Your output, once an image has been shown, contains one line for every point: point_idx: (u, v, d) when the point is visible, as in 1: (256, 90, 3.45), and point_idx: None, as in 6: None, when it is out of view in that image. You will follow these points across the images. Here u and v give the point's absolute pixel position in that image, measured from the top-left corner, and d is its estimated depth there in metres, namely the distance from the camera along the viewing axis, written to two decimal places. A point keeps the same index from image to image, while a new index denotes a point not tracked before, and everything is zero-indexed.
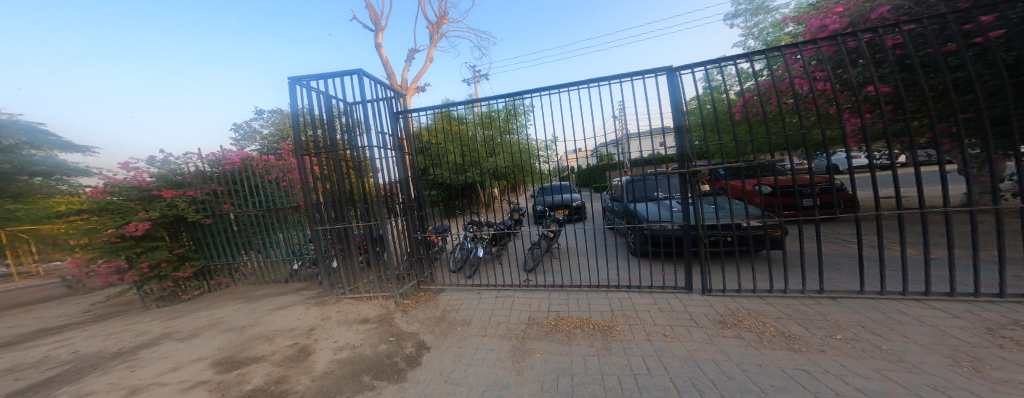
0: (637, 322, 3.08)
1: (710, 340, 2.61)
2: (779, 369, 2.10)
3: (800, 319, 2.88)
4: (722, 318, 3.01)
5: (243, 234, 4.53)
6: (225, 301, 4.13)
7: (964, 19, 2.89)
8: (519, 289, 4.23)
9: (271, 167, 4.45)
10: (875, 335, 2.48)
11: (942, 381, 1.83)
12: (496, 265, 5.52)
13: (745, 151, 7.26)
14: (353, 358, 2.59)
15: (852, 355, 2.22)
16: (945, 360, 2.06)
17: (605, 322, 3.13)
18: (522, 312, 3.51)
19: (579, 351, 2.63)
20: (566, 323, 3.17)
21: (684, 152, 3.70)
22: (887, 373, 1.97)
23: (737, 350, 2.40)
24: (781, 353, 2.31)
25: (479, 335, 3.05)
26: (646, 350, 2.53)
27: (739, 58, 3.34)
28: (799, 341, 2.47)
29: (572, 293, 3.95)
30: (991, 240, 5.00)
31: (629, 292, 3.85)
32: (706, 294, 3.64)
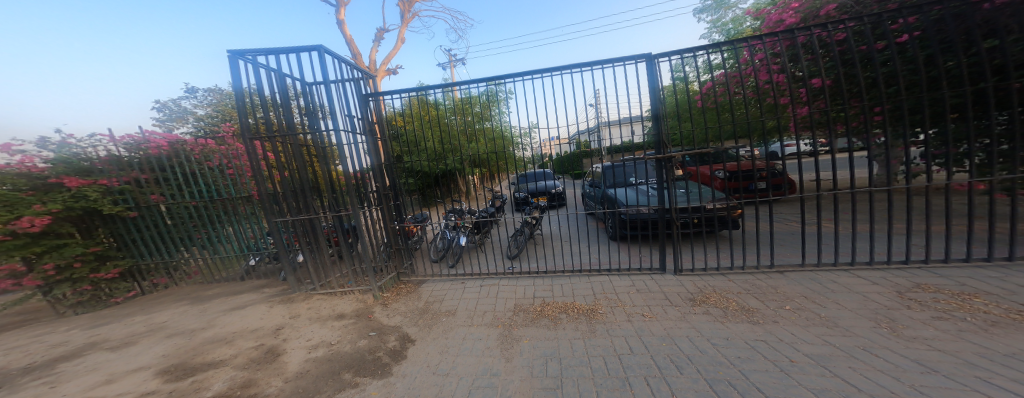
0: (618, 304, 3.19)
1: (684, 317, 2.76)
2: (742, 341, 2.27)
3: (754, 292, 3.13)
4: (693, 296, 3.19)
5: (182, 228, 4.05)
6: (167, 304, 3.73)
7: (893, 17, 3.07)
8: (504, 277, 4.21)
9: (211, 152, 3.96)
10: (817, 303, 2.75)
11: (870, 342, 2.07)
12: (479, 254, 5.47)
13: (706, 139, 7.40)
14: (329, 356, 2.44)
15: (800, 323, 2.44)
16: (869, 322, 2.34)
17: (589, 305, 3.20)
18: (509, 300, 3.51)
19: (565, 335, 2.67)
20: (552, 309, 3.21)
21: (660, 138, 3.77)
22: (828, 337, 2.20)
23: (707, 326, 2.56)
24: (744, 325, 2.50)
25: (465, 325, 3.00)
26: (627, 331, 2.63)
27: (710, 48, 3.42)
28: (757, 314, 2.67)
29: (555, 279, 4.00)
30: (903, 215, 5.81)
31: (609, 275, 3.97)
32: (679, 273, 3.83)
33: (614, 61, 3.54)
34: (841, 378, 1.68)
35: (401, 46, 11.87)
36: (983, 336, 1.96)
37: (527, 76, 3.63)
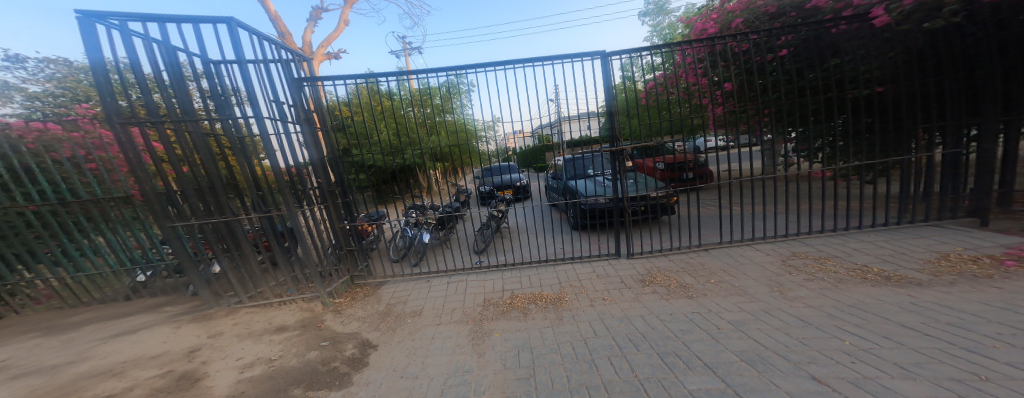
0: (582, 290, 3.37)
1: (637, 298, 3.02)
2: (682, 315, 2.54)
3: (686, 267, 3.55)
4: (644, 276, 3.51)
5: (19, 241, 2.94)
6: (7, 337, 2.84)
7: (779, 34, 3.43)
8: (471, 272, 4.15)
9: (54, 141, 2.78)
10: (735, 271, 3.22)
11: (769, 306, 2.48)
12: (445, 250, 5.32)
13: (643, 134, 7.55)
14: (270, 373, 2.14)
15: (723, 295, 2.79)
16: (767, 286, 2.82)
17: (555, 294, 3.33)
18: (477, 295, 3.47)
19: (535, 325, 2.75)
20: (521, 300, 3.26)
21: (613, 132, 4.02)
22: (743, 305, 2.55)
23: (656, 304, 2.83)
24: (682, 301, 2.78)
25: (433, 324, 2.89)
26: (591, 316, 2.80)
27: (651, 50, 3.72)
28: (692, 289, 3.00)
29: (516, 272, 4.02)
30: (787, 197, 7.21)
31: (573, 263, 4.17)
32: (631, 257, 4.15)
33: (571, 57, 3.62)
34: (752, 339, 2.03)
35: (344, 27, 10.63)
36: (841, 290, 2.53)
37: (489, 68, 3.51)
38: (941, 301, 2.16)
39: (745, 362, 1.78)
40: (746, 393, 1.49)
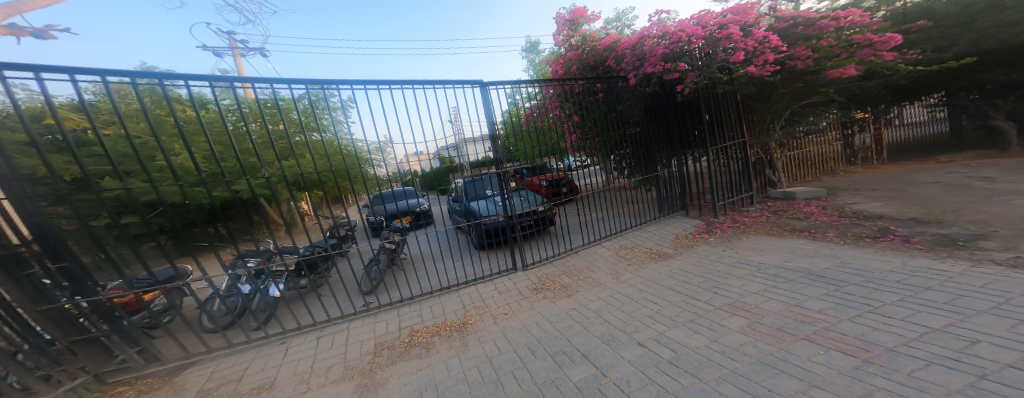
0: (485, 310, 3.40)
1: (532, 306, 3.27)
2: (566, 313, 2.90)
3: (556, 270, 4.11)
4: (534, 284, 3.86)
5: None
6: None
7: (592, 85, 4.64)
8: (357, 317, 3.49)
9: None
10: (589, 267, 3.94)
11: (611, 290, 3.15)
12: (313, 302, 4.22)
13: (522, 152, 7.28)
14: None
15: (590, 289, 3.33)
16: (609, 275, 3.54)
17: (459, 319, 3.24)
18: (364, 342, 2.96)
19: (438, 358, 2.56)
20: (422, 335, 2.99)
21: (498, 156, 4.18)
22: (601, 294, 3.13)
23: (548, 308, 3.12)
24: (565, 301, 3.18)
25: (299, 394, 2.24)
26: (495, 333, 2.84)
27: (527, 83, 4.34)
28: (570, 288, 3.48)
29: (402, 311, 3.58)
30: None
31: (474, 285, 4.16)
32: (526, 268, 4.45)
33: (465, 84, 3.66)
34: (607, 321, 2.55)
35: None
36: (649, 266, 3.55)
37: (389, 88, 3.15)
38: (682, 266, 3.36)
39: (602, 342, 2.24)
40: (608, 372, 1.88)
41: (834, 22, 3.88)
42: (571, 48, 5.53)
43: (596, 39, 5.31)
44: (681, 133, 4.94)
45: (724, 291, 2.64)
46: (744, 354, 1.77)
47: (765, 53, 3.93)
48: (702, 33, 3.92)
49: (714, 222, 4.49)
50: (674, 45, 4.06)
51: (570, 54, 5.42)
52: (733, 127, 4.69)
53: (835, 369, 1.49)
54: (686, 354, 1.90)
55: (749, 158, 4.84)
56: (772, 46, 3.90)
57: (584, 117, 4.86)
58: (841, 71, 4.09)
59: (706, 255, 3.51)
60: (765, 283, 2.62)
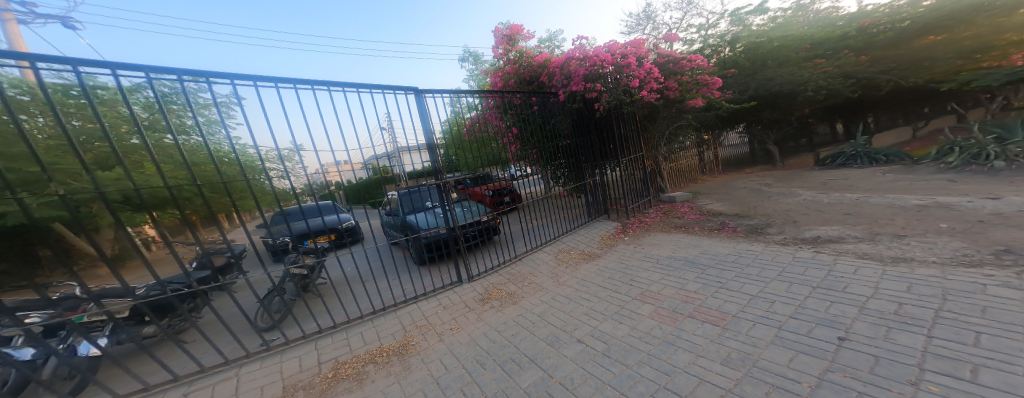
0: (429, 328, 3.18)
1: (479, 318, 3.20)
2: (512, 320, 2.95)
3: (501, 278, 4.12)
4: (481, 295, 3.81)
5: None
6: None
7: (529, 99, 4.93)
8: (260, 358, 2.88)
9: None
10: (530, 273, 4.06)
11: (553, 293, 3.33)
12: (182, 350, 3.21)
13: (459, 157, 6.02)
14: None
15: (534, 293, 3.45)
16: (549, 278, 3.72)
17: (399, 342, 2.96)
18: (273, 386, 2.45)
19: (376, 388, 2.30)
20: (352, 365, 2.64)
21: (438, 165, 3.88)
22: (544, 297, 3.28)
23: (495, 318, 3.11)
24: (511, 308, 3.23)
25: None
26: (440, 351, 2.69)
27: (469, 93, 4.23)
28: (516, 295, 3.54)
29: (325, 342, 3.10)
30: None
31: (416, 303, 3.84)
32: (472, 280, 4.31)
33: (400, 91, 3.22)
34: (550, 322, 2.68)
35: None
36: (582, 266, 3.86)
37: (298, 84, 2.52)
38: (607, 263, 3.78)
39: (548, 343, 2.34)
40: (554, 372, 1.96)
41: (689, 63, 5.07)
42: (509, 62, 5.70)
43: (532, 56, 5.58)
44: (600, 145, 5.51)
45: (637, 282, 3.08)
46: (653, 335, 2.14)
47: (651, 82, 4.87)
48: (610, 60, 4.66)
49: (626, 222, 5.18)
50: (592, 67, 4.73)
51: (509, 67, 5.60)
52: (635, 141, 5.48)
53: (710, 338, 1.99)
54: (615, 343, 2.14)
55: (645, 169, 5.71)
56: (654, 78, 4.86)
57: (522, 129, 5.07)
58: (695, 102, 5.35)
59: (622, 252, 4.02)
60: (667, 272, 3.17)
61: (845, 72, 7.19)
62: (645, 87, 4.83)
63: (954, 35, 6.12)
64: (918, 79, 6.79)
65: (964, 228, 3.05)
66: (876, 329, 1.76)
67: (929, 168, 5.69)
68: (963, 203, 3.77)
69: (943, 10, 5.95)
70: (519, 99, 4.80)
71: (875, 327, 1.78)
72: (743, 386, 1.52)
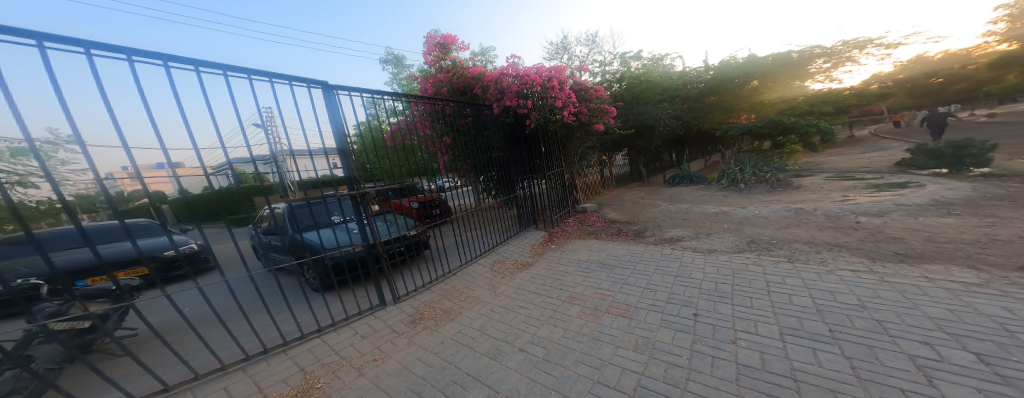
0: (342, 363, 2.44)
1: (410, 341, 2.70)
2: (450, 339, 2.64)
3: (437, 296, 3.65)
4: (411, 316, 3.20)
5: None
6: None
7: (460, 110, 4.79)
8: None
9: None
10: (468, 286, 3.80)
11: (492, 306, 3.16)
12: None
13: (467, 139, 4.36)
14: None
15: (471, 308, 3.20)
16: (486, 291, 3.56)
17: (297, 387, 2.17)
18: None
19: None
20: None
21: (352, 174, 3.25)
22: (483, 312, 3.07)
23: (429, 340, 2.68)
24: (447, 326, 2.87)
25: None
26: (362, 387, 2.12)
27: (388, 96, 3.75)
28: (452, 311, 3.19)
29: None
30: None
31: (319, 336, 2.87)
32: (398, 301, 3.55)
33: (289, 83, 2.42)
34: (490, 335, 2.58)
35: None
36: (515, 278, 3.81)
37: (100, 50, 1.51)
38: (539, 270, 3.93)
39: (490, 358, 2.24)
40: (499, 386, 1.90)
41: (594, 93, 5.80)
42: (442, 70, 5.48)
43: (465, 67, 5.50)
44: (529, 159, 5.83)
45: (565, 286, 3.32)
46: (578, 333, 2.33)
47: (570, 106, 5.48)
48: (538, 83, 5.07)
49: (552, 232, 5.58)
50: (523, 86, 5.09)
51: (441, 75, 5.39)
52: (554, 158, 6.03)
53: (622, 329, 2.29)
54: (553, 347, 2.22)
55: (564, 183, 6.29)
56: (572, 102, 5.50)
57: (454, 140, 4.79)
58: (599, 126, 6.17)
59: (547, 261, 4.22)
60: (587, 274, 3.51)
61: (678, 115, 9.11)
62: (565, 109, 5.37)
63: (720, 97, 9.02)
64: (705, 124, 9.21)
65: (733, 227, 4.58)
66: (717, 306, 2.41)
67: (713, 186, 8.02)
68: (732, 210, 5.52)
69: (720, 78, 8.71)
70: (449, 107, 4.57)
71: (714, 304, 2.46)
72: (650, 368, 1.79)
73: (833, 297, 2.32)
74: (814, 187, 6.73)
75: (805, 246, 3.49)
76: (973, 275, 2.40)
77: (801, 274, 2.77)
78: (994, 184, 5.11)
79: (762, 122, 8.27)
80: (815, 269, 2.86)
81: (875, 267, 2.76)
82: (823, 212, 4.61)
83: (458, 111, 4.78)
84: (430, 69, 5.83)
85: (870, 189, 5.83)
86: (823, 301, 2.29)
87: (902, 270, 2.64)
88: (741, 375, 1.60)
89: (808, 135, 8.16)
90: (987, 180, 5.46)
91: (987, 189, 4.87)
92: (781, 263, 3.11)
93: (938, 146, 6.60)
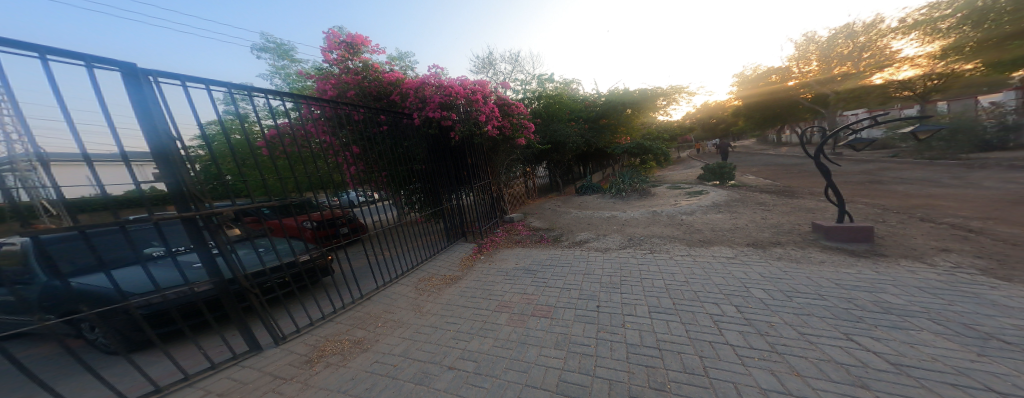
0: None
1: (304, 386, 2.04)
2: (364, 371, 2.16)
3: (351, 324, 2.93)
4: (306, 356, 2.41)
5: None
6: None
7: (372, 116, 4.15)
8: None
9: None
10: (389, 307, 3.28)
11: (416, 327, 2.80)
12: None
13: (594, 119, 10.78)
14: None
15: (391, 333, 2.71)
16: (408, 312, 3.12)
17: None
18: None
19: None
20: None
21: (182, 189, 1.86)
22: (406, 334, 2.67)
23: (333, 378, 2.10)
24: (359, 358, 2.33)
25: None
26: None
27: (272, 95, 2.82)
28: (366, 340, 2.62)
29: None
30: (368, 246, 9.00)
31: None
32: (282, 342, 2.62)
33: (149, 76, 1.78)
34: (415, 358, 2.26)
35: None
36: (441, 296, 3.47)
37: None
38: (468, 284, 3.77)
39: (417, 383, 1.95)
40: None
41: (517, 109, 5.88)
42: (348, 71, 4.70)
43: (380, 70, 4.92)
44: (455, 171, 5.60)
45: (494, 295, 3.32)
46: (506, 340, 2.36)
47: (494, 120, 5.47)
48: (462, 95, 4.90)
49: (484, 244, 5.46)
50: (446, 96, 4.86)
51: (347, 77, 4.64)
52: (480, 171, 5.94)
53: (544, 329, 2.44)
54: (483, 358, 2.15)
55: (491, 195, 6.27)
56: (497, 116, 5.52)
57: (365, 149, 4.11)
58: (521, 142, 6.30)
59: (475, 274, 4.10)
60: (515, 281, 3.63)
61: (586, 132, 10.47)
62: (489, 123, 5.27)
63: (609, 121, 10.90)
64: (598, 142, 10.86)
65: (617, 228, 5.54)
66: (613, 296, 2.87)
67: (602, 195, 9.62)
68: (619, 214, 6.65)
69: (611, 104, 10.54)
70: (359, 111, 3.87)
71: (610, 294, 2.92)
72: (568, 361, 1.95)
73: (672, 277, 3.13)
74: (662, 194, 8.87)
75: (658, 239, 4.58)
76: (730, 250, 3.73)
77: (675, 263, 3.50)
78: (742, 190, 7.94)
79: (633, 145, 10.30)
80: (663, 256, 3.81)
81: (691, 250, 3.89)
82: (665, 213, 6.06)
83: (372, 116, 4.12)
84: (331, 69, 4.94)
85: (685, 195, 8.13)
86: (667, 281, 3.05)
87: (703, 251, 3.81)
88: (629, 353, 1.94)
89: (658, 155, 10.79)
90: (736, 188, 8.41)
91: (736, 194, 7.45)
92: (645, 254, 3.96)
93: (712, 165, 9.70)
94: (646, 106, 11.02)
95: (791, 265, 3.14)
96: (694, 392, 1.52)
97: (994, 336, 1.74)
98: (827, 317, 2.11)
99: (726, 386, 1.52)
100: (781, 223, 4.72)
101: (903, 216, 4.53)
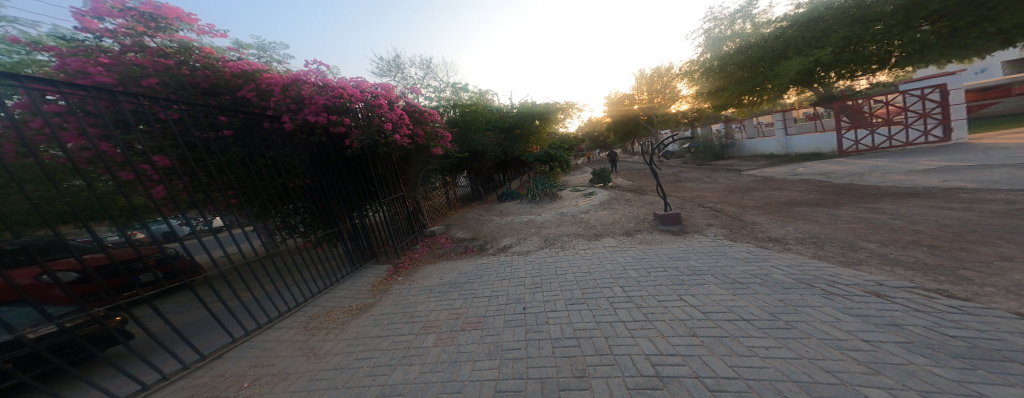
0: None
1: None
2: None
3: (201, 382, 2.19)
4: None
5: None
6: None
7: (207, 113, 2.85)
8: None
9: None
10: (264, 359, 2.51)
11: (312, 375, 2.23)
12: None
13: (510, 129, 11.37)
14: None
15: (271, 390, 2.07)
16: (300, 358, 2.50)
17: None
18: None
19: None
20: None
21: None
22: (297, 387, 2.09)
23: None
24: None
25: None
26: None
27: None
28: None
29: None
30: None
31: None
32: None
33: None
34: None
35: None
36: (344, 332, 2.93)
37: None
38: (383, 310, 3.34)
39: None
40: None
41: (424, 117, 5.47)
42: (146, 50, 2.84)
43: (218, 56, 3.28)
44: (358, 186, 4.92)
45: (417, 317, 3.04)
46: (435, 364, 2.18)
47: (403, 127, 4.71)
48: (360, 97, 3.95)
49: (399, 263, 5.00)
50: (335, 99, 3.74)
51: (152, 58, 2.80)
52: (391, 183, 5.39)
53: (476, 342, 2.38)
54: (409, 390, 1.91)
55: (405, 209, 5.78)
56: (406, 124, 4.77)
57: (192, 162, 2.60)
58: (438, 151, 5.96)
59: (393, 296, 3.72)
60: (440, 298, 3.43)
61: (503, 142, 10.91)
62: (397, 131, 4.55)
63: (523, 130, 11.58)
64: (513, 152, 11.50)
65: (533, 231, 5.97)
66: (536, 296, 3.04)
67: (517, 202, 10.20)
68: (535, 217, 7.15)
69: (522, 115, 11.30)
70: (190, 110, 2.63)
71: (534, 294, 3.10)
72: (503, 370, 1.95)
73: (579, 270, 3.56)
74: (568, 197, 10.03)
75: (568, 237, 5.15)
76: (612, 241, 4.52)
77: (576, 258, 4.01)
78: (621, 190, 9.76)
79: (542, 154, 11.35)
80: (568, 252, 4.33)
81: (590, 244, 4.54)
82: (570, 213, 6.84)
83: (200, 108, 2.70)
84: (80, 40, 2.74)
85: (582, 197, 9.45)
86: (576, 274, 3.43)
87: (595, 244, 4.50)
88: (555, 348, 2.09)
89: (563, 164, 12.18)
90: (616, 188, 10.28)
91: (618, 193, 9.11)
92: (551, 253, 4.40)
93: (600, 170, 11.58)
94: (552, 118, 12.25)
95: (644, 246, 4.05)
96: (606, 371, 1.73)
97: (737, 280, 2.72)
98: (666, 283, 2.81)
99: (626, 360, 1.81)
100: (640, 214, 6.04)
101: (692, 203, 6.54)
